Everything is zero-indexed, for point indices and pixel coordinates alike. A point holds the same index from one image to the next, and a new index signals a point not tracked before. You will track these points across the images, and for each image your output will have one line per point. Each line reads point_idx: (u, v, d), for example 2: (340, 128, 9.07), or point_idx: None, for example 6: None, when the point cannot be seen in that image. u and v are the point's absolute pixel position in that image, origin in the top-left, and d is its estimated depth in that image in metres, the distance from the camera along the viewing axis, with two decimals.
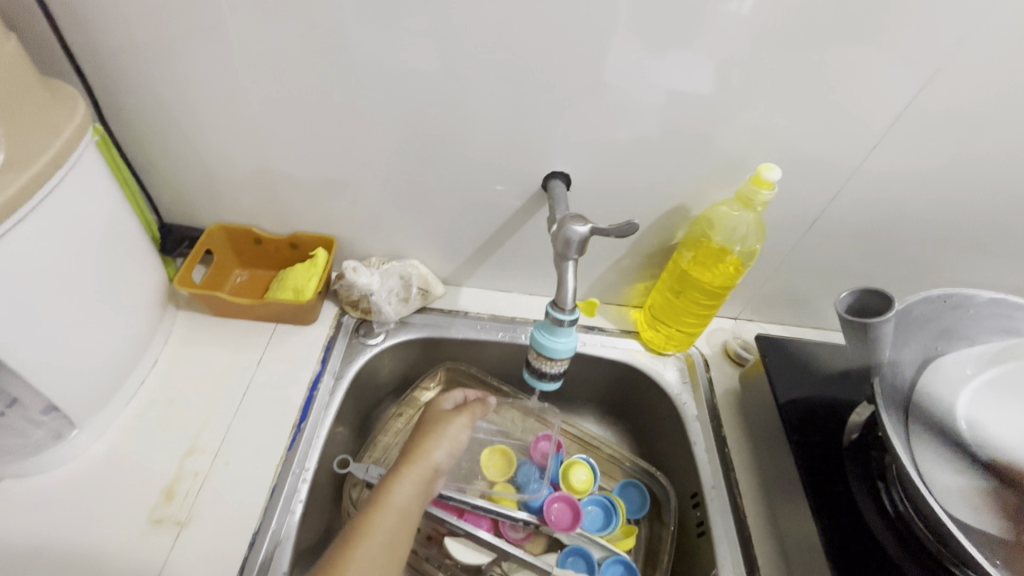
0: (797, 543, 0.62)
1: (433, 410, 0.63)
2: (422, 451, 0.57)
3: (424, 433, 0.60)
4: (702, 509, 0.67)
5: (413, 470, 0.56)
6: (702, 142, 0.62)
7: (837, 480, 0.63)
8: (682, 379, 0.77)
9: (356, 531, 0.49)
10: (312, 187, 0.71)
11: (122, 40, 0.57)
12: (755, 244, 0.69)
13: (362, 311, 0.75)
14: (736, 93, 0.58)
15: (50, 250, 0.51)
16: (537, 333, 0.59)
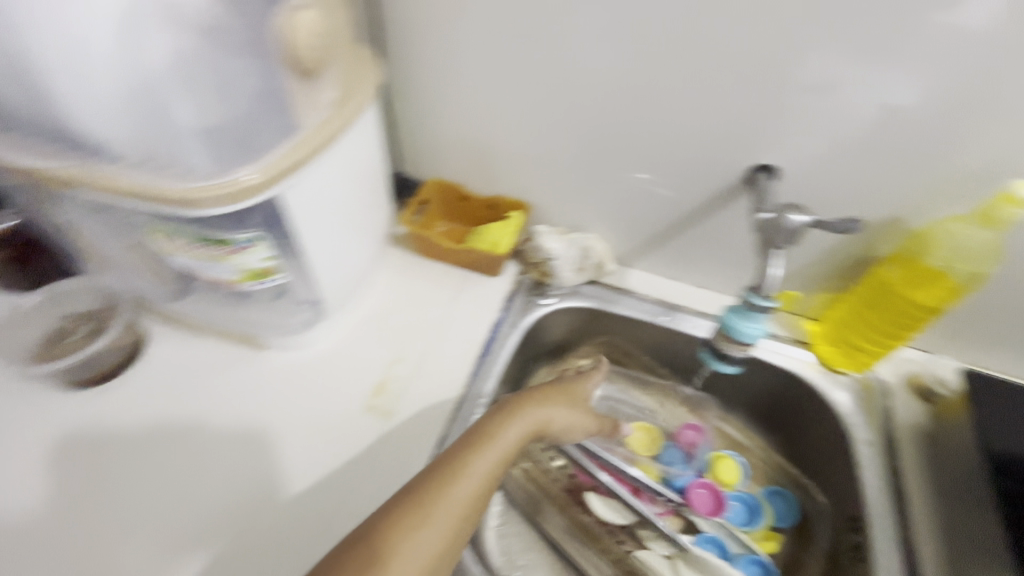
0: None
1: (569, 384, 0.66)
2: (542, 409, 0.60)
3: (552, 397, 0.62)
4: (862, 536, 0.64)
5: (528, 420, 0.58)
6: (935, 150, 0.59)
7: None
8: (856, 402, 0.73)
9: (469, 455, 0.51)
10: (520, 154, 0.79)
11: (405, 15, 0.69)
12: (983, 269, 0.62)
13: (539, 273, 0.81)
14: (993, 101, 0.54)
15: (336, 187, 0.61)
16: (728, 316, 0.60)
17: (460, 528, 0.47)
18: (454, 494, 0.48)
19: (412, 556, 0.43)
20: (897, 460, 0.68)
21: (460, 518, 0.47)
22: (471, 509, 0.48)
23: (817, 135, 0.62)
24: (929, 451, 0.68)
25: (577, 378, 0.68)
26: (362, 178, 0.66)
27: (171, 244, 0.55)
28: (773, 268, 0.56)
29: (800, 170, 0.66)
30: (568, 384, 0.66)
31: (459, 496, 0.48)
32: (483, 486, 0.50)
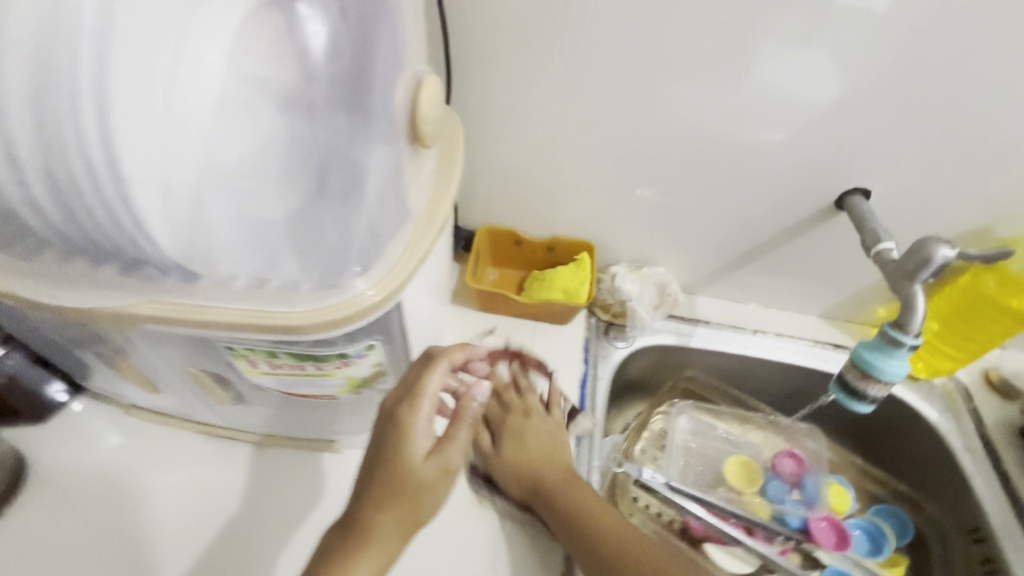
0: None
1: (385, 461, 0.44)
2: (403, 512, 0.43)
3: (386, 501, 0.43)
4: (989, 543, 0.64)
5: (401, 517, 0.43)
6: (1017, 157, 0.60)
7: None
8: (942, 409, 0.73)
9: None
10: (584, 194, 0.74)
11: (469, 57, 0.62)
12: None
13: (612, 314, 0.78)
14: None
15: (424, 289, 0.50)
16: (860, 351, 0.56)
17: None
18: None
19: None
20: (1002, 467, 0.68)
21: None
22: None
23: (926, 149, 0.61)
24: None
25: (404, 428, 0.45)
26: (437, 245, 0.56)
27: (257, 365, 0.44)
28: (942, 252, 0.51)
29: (896, 191, 0.66)
30: (382, 450, 0.45)
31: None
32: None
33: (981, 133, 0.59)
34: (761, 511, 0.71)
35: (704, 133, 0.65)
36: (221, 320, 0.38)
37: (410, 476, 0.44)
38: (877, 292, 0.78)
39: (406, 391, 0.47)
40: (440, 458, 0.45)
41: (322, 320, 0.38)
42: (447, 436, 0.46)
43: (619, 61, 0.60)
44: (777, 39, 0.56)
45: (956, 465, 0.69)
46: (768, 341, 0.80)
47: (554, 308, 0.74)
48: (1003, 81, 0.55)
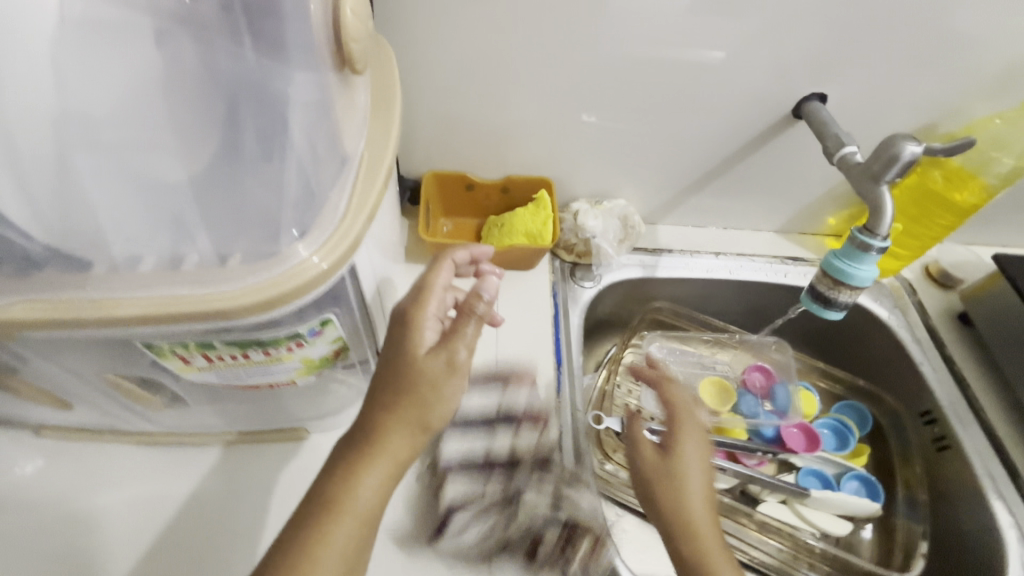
0: None
1: (392, 362, 0.44)
2: (409, 413, 0.43)
3: (392, 400, 0.43)
4: (942, 425, 0.69)
5: (406, 421, 0.43)
6: (978, 50, 0.58)
7: None
8: (892, 306, 0.77)
9: (342, 488, 0.42)
10: (533, 127, 0.69)
11: None
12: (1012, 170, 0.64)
13: (577, 254, 0.74)
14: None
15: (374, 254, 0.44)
16: (831, 259, 0.55)
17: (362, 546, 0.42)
18: (333, 540, 0.40)
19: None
20: (947, 353, 0.73)
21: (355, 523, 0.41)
22: (360, 543, 0.42)
23: (884, 46, 0.58)
24: (967, 332, 0.74)
25: (410, 325, 0.45)
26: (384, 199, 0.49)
27: (191, 361, 0.38)
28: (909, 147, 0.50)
29: (853, 95, 0.63)
30: (392, 351, 0.45)
31: (339, 545, 0.41)
32: (369, 515, 0.42)
33: (936, 25, 0.56)
34: (739, 431, 0.73)
35: (657, 44, 0.60)
36: (123, 314, 0.31)
37: (417, 370, 0.43)
38: (836, 201, 0.78)
39: (412, 294, 0.48)
40: (446, 352, 0.45)
41: (250, 301, 0.31)
42: (454, 330, 0.46)
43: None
44: None
45: (909, 357, 0.73)
46: (732, 264, 0.80)
47: (515, 254, 0.69)
48: None
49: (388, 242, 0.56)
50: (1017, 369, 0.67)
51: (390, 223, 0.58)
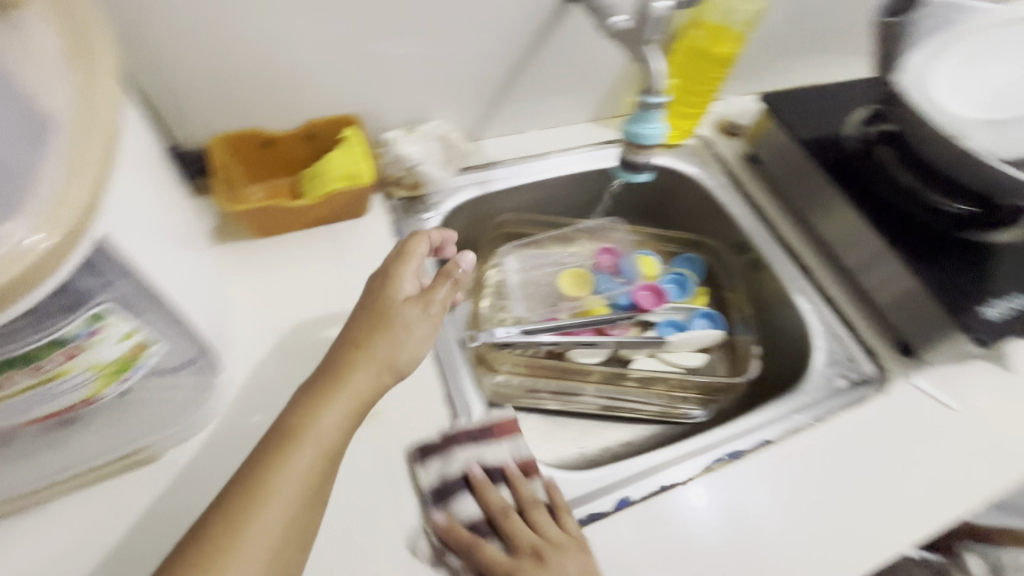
0: (838, 239, 0.74)
1: (380, 304, 0.56)
2: (368, 356, 0.53)
3: (369, 340, 0.54)
4: (754, 250, 0.80)
5: (372, 362, 0.53)
6: None
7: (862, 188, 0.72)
8: (698, 162, 0.87)
9: (306, 419, 0.49)
10: (314, 63, 0.63)
11: None
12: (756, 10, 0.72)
13: (408, 188, 0.72)
14: None
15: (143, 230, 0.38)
16: (629, 127, 0.60)
17: (316, 488, 0.47)
18: (287, 476, 0.46)
19: (262, 535, 0.43)
20: (744, 187, 0.84)
21: (316, 460, 0.48)
22: (321, 471, 0.48)
23: None
24: (755, 165, 0.85)
25: (390, 277, 0.58)
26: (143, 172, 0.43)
27: None
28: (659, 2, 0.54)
29: None
30: (371, 299, 0.57)
31: (300, 468, 0.46)
32: (327, 449, 0.48)
33: None
34: (601, 309, 0.81)
35: None
36: None
37: (393, 314, 0.56)
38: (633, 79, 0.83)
39: (395, 254, 0.60)
40: (415, 299, 0.57)
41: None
42: (431, 287, 0.58)
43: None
44: None
45: (717, 202, 0.84)
46: (560, 161, 0.83)
47: (338, 202, 0.65)
48: None
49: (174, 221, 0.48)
50: (794, 186, 0.78)
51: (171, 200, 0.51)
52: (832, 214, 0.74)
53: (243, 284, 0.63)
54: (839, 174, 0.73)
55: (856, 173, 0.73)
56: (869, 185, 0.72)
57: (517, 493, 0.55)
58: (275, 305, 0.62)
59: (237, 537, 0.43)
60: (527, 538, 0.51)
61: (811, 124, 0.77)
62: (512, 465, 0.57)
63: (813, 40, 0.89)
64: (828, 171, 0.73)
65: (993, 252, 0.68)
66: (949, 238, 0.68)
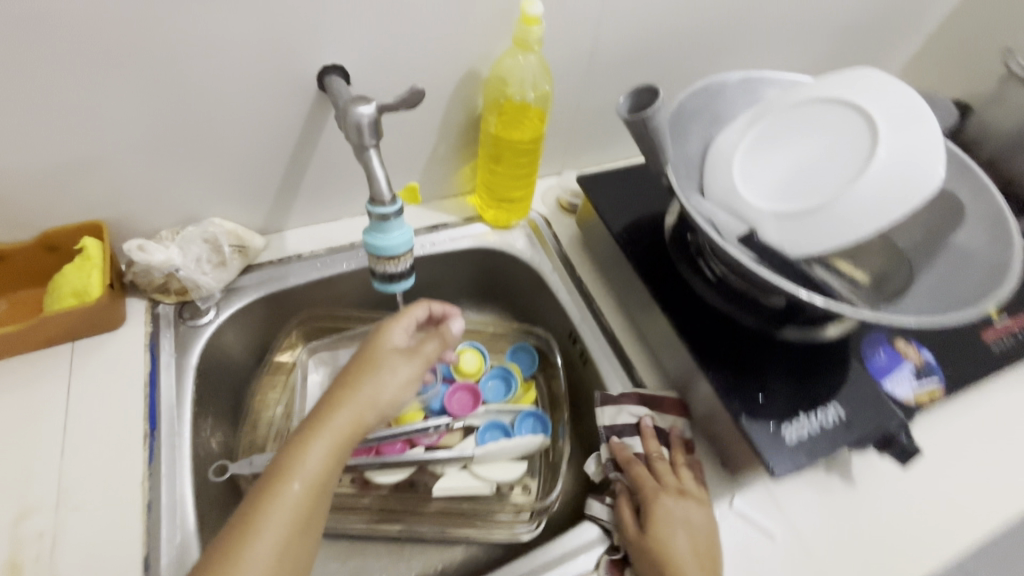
0: (656, 333, 0.69)
1: (375, 348, 0.53)
2: (354, 403, 0.48)
3: (356, 379, 0.50)
4: (580, 342, 0.74)
5: (355, 404, 0.49)
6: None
7: (673, 281, 0.68)
8: (531, 243, 0.82)
9: (294, 454, 0.45)
10: (29, 168, 0.57)
11: None
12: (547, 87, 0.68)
13: (176, 294, 0.66)
14: None
15: None
16: (367, 236, 0.53)
17: (311, 519, 0.44)
18: (279, 503, 0.43)
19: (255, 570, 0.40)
20: (576, 274, 0.79)
21: (311, 501, 0.44)
22: (311, 506, 0.44)
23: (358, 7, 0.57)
24: (590, 248, 0.81)
25: (383, 327, 0.55)
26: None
27: None
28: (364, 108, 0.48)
29: (373, 58, 0.62)
30: (366, 346, 0.54)
31: (291, 506, 0.43)
32: (317, 484, 0.45)
33: None
34: (414, 413, 0.72)
35: (113, 45, 0.52)
36: None
37: (381, 362, 0.51)
38: (450, 160, 0.78)
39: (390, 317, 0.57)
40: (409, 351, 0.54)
41: None
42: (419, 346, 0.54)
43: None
44: None
45: (547, 286, 0.79)
46: None
47: (64, 319, 0.58)
48: None
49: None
50: (619, 276, 0.76)
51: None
52: (648, 308, 0.70)
53: None
54: (651, 270, 0.69)
55: (669, 267, 0.69)
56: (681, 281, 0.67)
57: (645, 448, 0.60)
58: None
59: (232, 560, 0.40)
60: (651, 483, 0.57)
61: (625, 210, 0.75)
62: (648, 424, 0.61)
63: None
64: (640, 266, 0.69)
65: (814, 351, 0.62)
66: (766, 338, 0.63)
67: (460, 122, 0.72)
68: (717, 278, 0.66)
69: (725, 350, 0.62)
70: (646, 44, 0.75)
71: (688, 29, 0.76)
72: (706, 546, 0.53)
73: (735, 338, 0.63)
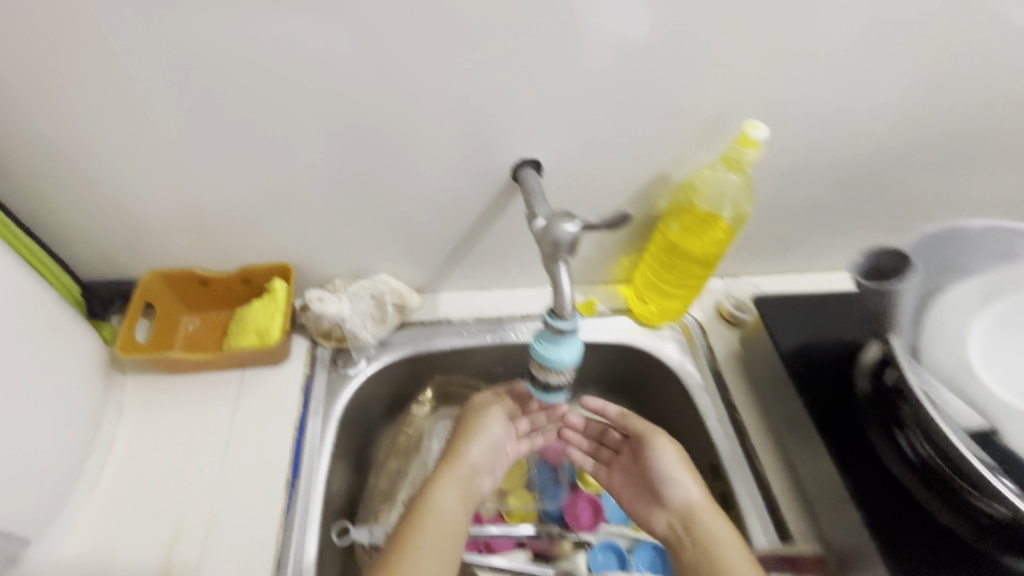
0: (818, 485, 0.62)
1: (470, 413, 0.66)
2: (458, 456, 0.61)
3: (460, 437, 0.63)
4: (723, 481, 0.66)
5: (457, 462, 0.61)
6: (651, 105, 0.59)
7: (852, 438, 0.61)
8: (683, 351, 0.75)
9: (425, 496, 0.57)
10: (247, 213, 0.64)
11: None
12: (747, 208, 0.64)
13: (336, 340, 0.69)
14: (662, 56, 0.55)
15: None
16: (536, 344, 0.51)
17: (448, 551, 0.53)
18: (422, 533, 0.53)
19: None
20: (730, 397, 0.71)
21: (447, 532, 0.55)
22: (449, 539, 0.54)
23: (562, 108, 0.58)
24: (751, 372, 0.73)
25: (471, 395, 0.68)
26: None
27: None
28: (566, 222, 0.47)
29: (565, 154, 0.62)
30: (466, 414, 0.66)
31: (429, 536, 0.53)
32: (448, 520, 0.55)
33: (617, 75, 0.56)
34: (529, 513, 0.69)
35: (341, 122, 0.57)
36: None
37: (478, 419, 0.65)
38: (614, 251, 0.74)
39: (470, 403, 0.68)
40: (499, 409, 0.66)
41: None
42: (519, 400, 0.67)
43: (196, 50, 0.50)
44: (339, 22, 0.50)
45: (695, 407, 0.71)
46: (519, 328, 0.76)
47: (243, 355, 0.64)
48: (589, 33, 0.53)
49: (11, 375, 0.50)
50: (788, 425, 0.67)
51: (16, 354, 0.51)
52: (814, 453, 0.63)
53: (128, 424, 0.63)
54: (842, 445, 0.61)
55: (863, 445, 0.60)
56: (877, 467, 0.59)
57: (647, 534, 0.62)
58: (145, 457, 0.60)
59: None
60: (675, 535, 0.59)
61: (801, 333, 0.68)
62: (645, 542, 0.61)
63: (831, 227, 0.77)
64: (828, 436, 0.61)
65: None
66: (964, 548, 0.54)
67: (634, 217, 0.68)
68: (918, 459, 0.56)
69: (908, 538, 0.55)
70: (854, 163, 0.68)
71: (907, 152, 0.68)
72: (688, 458, 0.62)
73: (919, 527, 0.56)
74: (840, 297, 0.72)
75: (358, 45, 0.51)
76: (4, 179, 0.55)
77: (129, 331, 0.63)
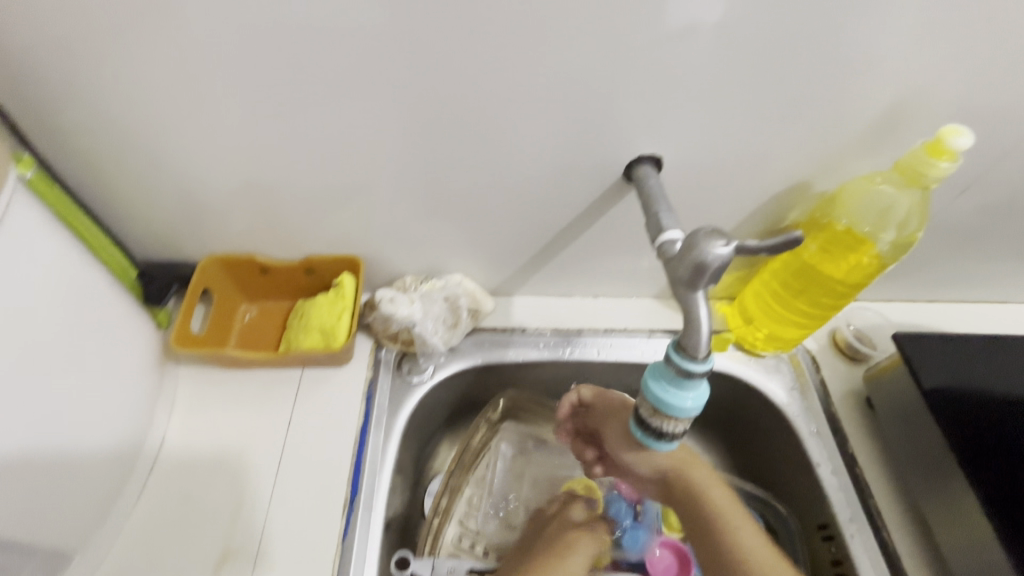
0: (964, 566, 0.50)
1: (560, 536, 0.57)
2: None
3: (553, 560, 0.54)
4: (838, 545, 0.56)
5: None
6: (804, 99, 0.48)
7: (1021, 515, 0.49)
8: (791, 386, 0.64)
9: None
10: (317, 200, 0.57)
11: (43, 49, 0.43)
12: (915, 232, 0.54)
13: (402, 343, 0.62)
14: (834, 39, 0.44)
15: None
16: (650, 383, 0.42)
17: None
18: None
19: None
20: (848, 445, 0.60)
21: None
22: None
23: (696, 99, 0.48)
24: (874, 418, 0.62)
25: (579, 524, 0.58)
26: (3, 325, 0.41)
27: None
28: (714, 243, 0.37)
29: (685, 150, 0.53)
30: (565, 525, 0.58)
31: None
32: None
33: (769, 60, 0.46)
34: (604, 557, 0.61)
35: (432, 104, 0.49)
36: None
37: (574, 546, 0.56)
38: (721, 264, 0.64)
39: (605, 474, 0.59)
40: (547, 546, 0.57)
41: None
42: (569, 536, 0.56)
43: (279, 10, 0.42)
44: None
45: (804, 453, 0.61)
46: (601, 343, 0.68)
47: (304, 355, 0.58)
48: (749, 8, 0.42)
49: (62, 369, 0.46)
50: (923, 484, 0.54)
51: (68, 347, 0.46)
52: (959, 523, 0.51)
53: (180, 418, 0.58)
54: (1011, 521, 0.48)
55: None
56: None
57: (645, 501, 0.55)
58: (197, 459, 0.56)
59: None
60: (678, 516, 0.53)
61: (950, 374, 0.56)
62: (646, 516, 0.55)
63: (981, 251, 0.65)
64: (993, 510, 0.49)
65: None
66: None
67: (761, 227, 0.60)
68: None
69: None
70: None
71: None
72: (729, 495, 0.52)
73: None
74: (998, 338, 0.59)
75: (466, 10, 0.43)
76: (60, 149, 0.50)
77: (186, 320, 0.58)
